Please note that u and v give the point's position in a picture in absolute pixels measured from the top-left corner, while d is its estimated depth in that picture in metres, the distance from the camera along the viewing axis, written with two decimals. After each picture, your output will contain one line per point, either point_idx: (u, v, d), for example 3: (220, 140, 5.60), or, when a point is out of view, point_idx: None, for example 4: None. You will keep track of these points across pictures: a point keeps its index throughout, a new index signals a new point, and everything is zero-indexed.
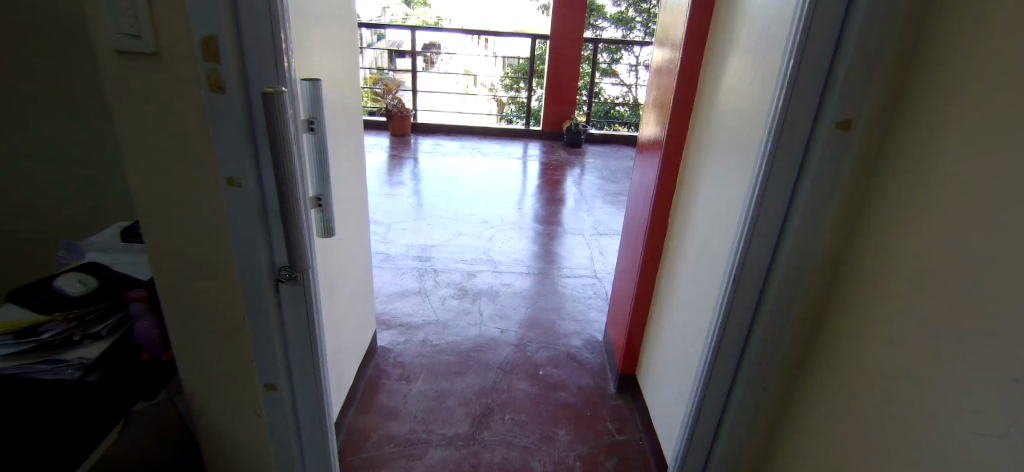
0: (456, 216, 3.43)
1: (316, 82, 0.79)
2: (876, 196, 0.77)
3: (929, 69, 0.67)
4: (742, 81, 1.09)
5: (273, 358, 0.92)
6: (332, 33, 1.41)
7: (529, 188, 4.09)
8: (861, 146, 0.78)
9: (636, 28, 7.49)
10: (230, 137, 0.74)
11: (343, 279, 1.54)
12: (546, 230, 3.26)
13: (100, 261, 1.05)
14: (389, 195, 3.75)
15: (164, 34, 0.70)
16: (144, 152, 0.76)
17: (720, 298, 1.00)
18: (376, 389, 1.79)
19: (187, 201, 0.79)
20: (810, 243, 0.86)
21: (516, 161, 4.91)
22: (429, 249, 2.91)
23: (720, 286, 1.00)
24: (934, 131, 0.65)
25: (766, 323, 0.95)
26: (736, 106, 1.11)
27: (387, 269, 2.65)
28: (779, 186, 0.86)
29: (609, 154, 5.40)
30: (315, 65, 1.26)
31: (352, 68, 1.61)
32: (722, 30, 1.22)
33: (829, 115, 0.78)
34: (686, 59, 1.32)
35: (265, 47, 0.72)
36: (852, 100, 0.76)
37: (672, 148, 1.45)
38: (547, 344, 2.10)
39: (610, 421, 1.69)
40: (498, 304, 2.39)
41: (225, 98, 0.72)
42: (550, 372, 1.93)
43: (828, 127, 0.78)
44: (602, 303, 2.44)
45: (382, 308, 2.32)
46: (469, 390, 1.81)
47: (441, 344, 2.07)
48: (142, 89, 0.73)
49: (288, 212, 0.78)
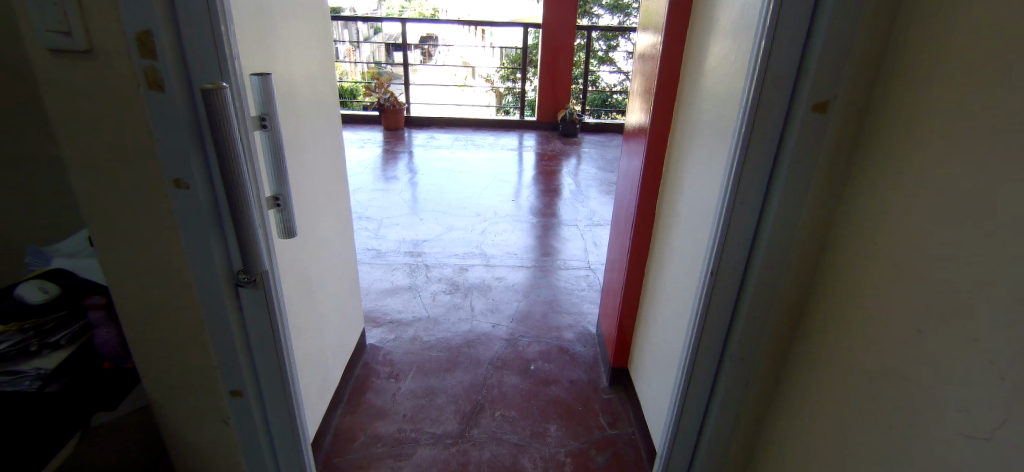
0: (449, 210, 3.39)
1: (265, 76, 0.76)
2: (855, 180, 0.72)
3: (905, 47, 0.63)
4: (723, 66, 1.04)
5: (235, 364, 0.89)
6: (301, 26, 1.36)
7: (524, 179, 4.04)
8: (838, 129, 0.73)
9: (632, 14, 7.38)
10: (174, 138, 0.70)
11: (322, 280, 1.50)
12: (541, 222, 3.22)
13: (67, 268, 1.01)
14: (382, 189, 3.72)
15: (97, 30, 0.66)
16: (87, 156, 0.73)
17: (699, 291, 0.96)
18: (364, 388, 1.78)
19: (135, 206, 0.76)
20: (788, 234, 0.82)
21: (510, 153, 4.86)
22: (421, 244, 2.88)
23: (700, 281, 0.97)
24: (917, 107, 0.60)
25: (746, 317, 0.91)
26: (720, 91, 1.06)
27: (378, 265, 2.63)
28: (755, 173, 0.82)
29: (605, 143, 5.35)
30: (282, 62, 1.22)
31: (325, 60, 1.57)
32: (703, 11, 1.17)
33: (805, 98, 0.73)
34: (668, 44, 1.27)
35: (205, 41, 0.68)
36: (828, 81, 0.71)
37: (655, 137, 1.40)
38: (539, 337, 2.07)
39: (601, 415, 1.67)
40: (489, 298, 2.37)
41: (165, 96, 0.68)
42: (541, 366, 1.90)
43: (804, 110, 0.74)
44: (595, 294, 2.40)
45: (372, 306, 2.29)
46: (458, 387, 1.79)
47: (430, 341, 2.05)
48: (80, 90, 0.69)
49: (239, 215, 0.74)
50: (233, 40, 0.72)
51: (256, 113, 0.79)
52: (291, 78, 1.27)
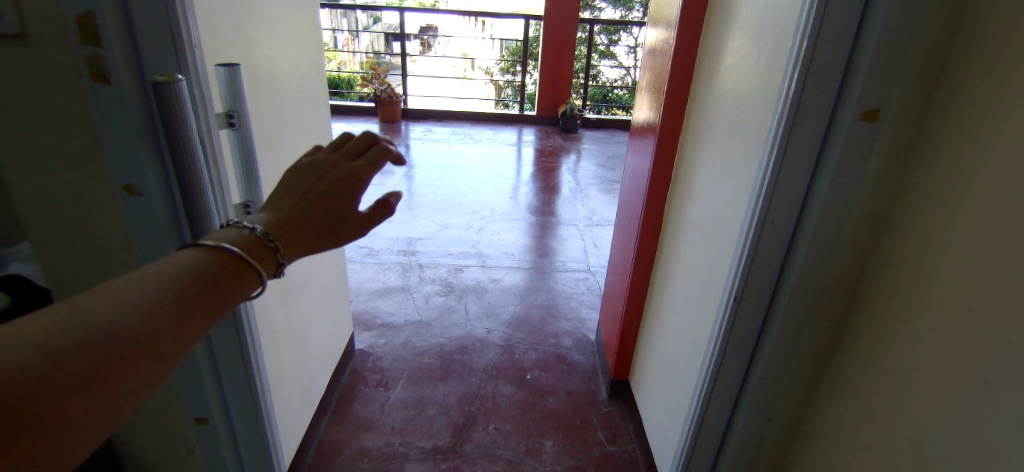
0: (444, 207, 3.29)
1: (233, 67, 0.67)
2: (910, 199, 0.64)
3: (977, 52, 0.55)
4: (744, 66, 0.95)
5: (202, 388, 0.80)
6: (287, 12, 1.26)
7: (522, 176, 3.95)
8: (889, 141, 0.65)
9: (634, 8, 7.26)
10: (123, 138, 0.61)
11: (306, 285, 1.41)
12: (538, 221, 3.13)
13: (21, 275, 0.90)
14: (376, 184, 3.62)
15: (32, 12, 0.57)
16: (28, 158, 0.64)
17: (721, 315, 0.88)
18: (352, 397, 1.69)
19: (84, 216, 0.67)
20: (826, 257, 0.73)
21: (509, 148, 4.76)
22: (414, 242, 2.78)
23: (722, 304, 0.88)
24: (993, 119, 0.52)
25: (773, 346, 0.83)
26: (740, 93, 0.97)
27: (370, 265, 2.54)
28: (790, 187, 0.73)
29: (605, 140, 5.25)
30: (265, 51, 1.13)
31: (313, 51, 1.47)
32: (722, 4, 1.08)
33: (851, 106, 0.64)
34: (683, 39, 1.18)
35: (158, 26, 0.58)
36: (880, 87, 0.62)
37: (666, 139, 1.32)
38: (536, 344, 1.99)
39: (600, 430, 1.59)
40: (485, 301, 2.28)
41: (112, 89, 0.58)
42: (537, 376, 1.82)
43: (850, 119, 0.65)
44: (595, 299, 2.32)
45: (362, 308, 2.20)
46: (450, 397, 1.71)
47: (423, 346, 1.97)
48: (15, 82, 0.60)
49: (200, 228, 0.65)
50: (194, 27, 0.63)
51: (223, 110, 0.70)
52: (274, 70, 1.17)
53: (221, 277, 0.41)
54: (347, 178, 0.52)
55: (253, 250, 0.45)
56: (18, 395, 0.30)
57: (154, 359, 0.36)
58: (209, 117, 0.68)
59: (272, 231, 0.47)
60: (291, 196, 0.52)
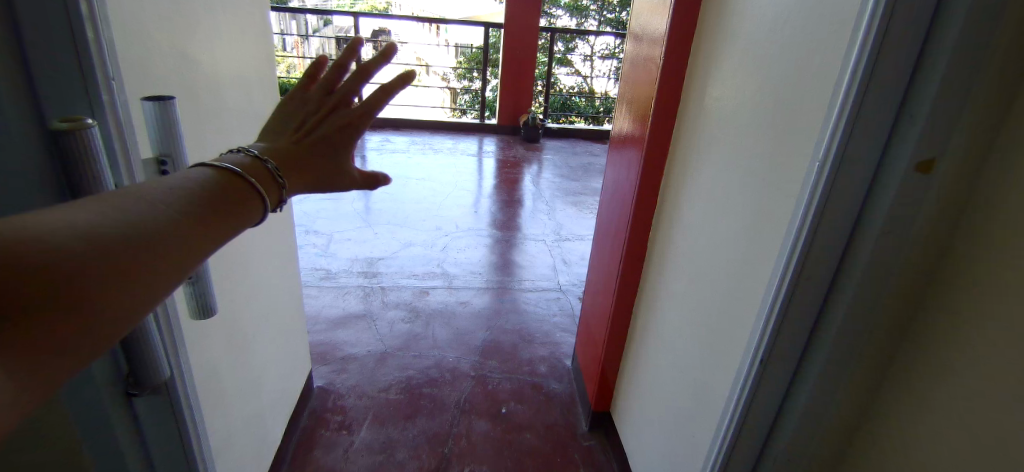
0: (406, 222, 3.14)
1: (164, 100, 0.53)
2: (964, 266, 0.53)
3: None
4: (743, 97, 0.91)
5: None
6: (232, 22, 1.10)
7: (486, 188, 3.85)
8: (943, 198, 0.52)
9: (591, 18, 7.35)
10: None
11: (254, 328, 1.25)
12: (505, 236, 3.04)
13: None
14: (331, 198, 3.41)
15: None
16: None
17: (737, 389, 0.73)
18: (310, 445, 1.53)
19: None
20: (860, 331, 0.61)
21: (470, 158, 4.65)
22: (375, 262, 2.62)
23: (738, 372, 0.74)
24: None
25: (793, 432, 0.69)
26: (740, 125, 0.92)
27: (327, 289, 2.36)
28: (824, 250, 0.60)
29: (566, 150, 5.24)
30: (206, 68, 0.97)
31: (263, 64, 1.31)
32: (714, 28, 1.04)
33: (903, 157, 0.51)
34: (670, 61, 1.15)
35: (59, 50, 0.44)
36: (939, 134, 0.49)
37: (652, 164, 1.26)
38: (510, 373, 1.89)
39: (583, 467, 1.51)
40: (453, 326, 2.16)
41: None
42: (513, 409, 1.72)
43: (902, 172, 0.52)
44: (567, 320, 2.25)
45: (319, 340, 2.02)
46: (421, 438, 1.58)
47: (388, 380, 1.82)
48: None
49: None
50: (105, 62, 0.49)
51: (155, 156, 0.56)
52: (217, 90, 1.02)
53: (230, 193, 0.44)
54: (342, 120, 0.57)
55: (259, 173, 0.48)
56: (69, 272, 0.30)
57: (171, 258, 0.37)
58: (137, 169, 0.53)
59: (279, 163, 0.51)
60: (292, 131, 0.58)
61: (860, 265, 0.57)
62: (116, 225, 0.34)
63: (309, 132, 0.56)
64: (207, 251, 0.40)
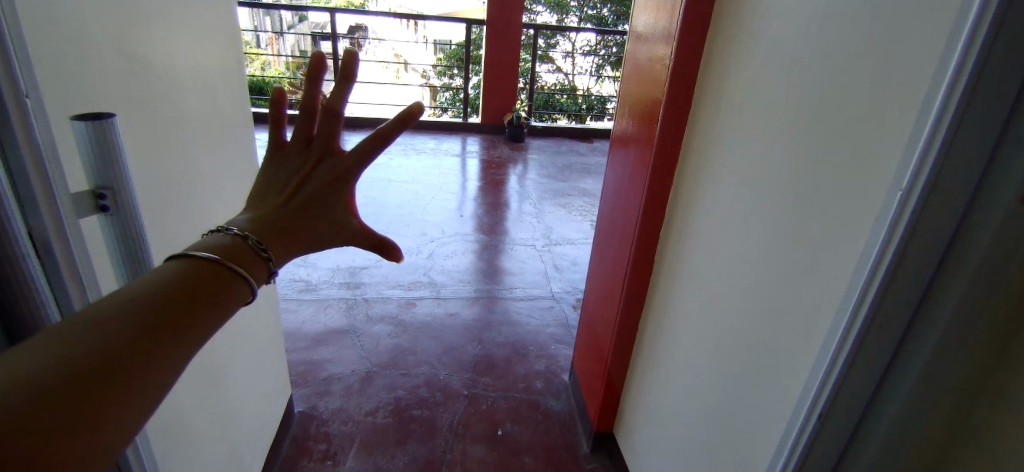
0: (389, 228, 3.01)
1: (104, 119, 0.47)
2: None
3: None
4: (767, 104, 0.83)
5: None
6: (193, 18, 0.97)
7: (471, 190, 3.74)
8: None
9: (572, 14, 7.28)
10: None
11: (226, 358, 1.12)
12: (493, 241, 2.94)
13: None
14: None
15: None
16: None
17: (789, 436, 0.65)
18: None
19: None
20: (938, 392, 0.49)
21: (454, 159, 4.53)
22: (358, 272, 2.49)
23: (791, 419, 0.65)
24: None
25: None
26: (763, 135, 0.85)
27: (307, 302, 2.22)
28: (904, 290, 0.50)
29: (552, 149, 5.16)
30: (161, 71, 0.84)
31: (232, 65, 1.18)
32: (731, 29, 0.97)
33: (1014, 182, 0.41)
34: (681, 64, 1.07)
35: None
36: None
37: (660, 173, 1.19)
38: (504, 389, 1.80)
39: None
40: (443, 339, 2.05)
41: None
42: (510, 430, 1.63)
43: (1007, 201, 0.41)
44: (561, 330, 2.17)
45: (300, 358, 1.89)
46: (412, 466, 1.47)
47: (375, 402, 1.70)
48: None
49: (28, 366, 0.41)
50: (18, 70, 0.41)
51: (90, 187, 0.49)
52: (175, 95, 0.89)
53: (212, 277, 0.43)
54: (330, 184, 0.54)
55: (234, 253, 0.46)
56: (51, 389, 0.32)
57: (161, 359, 0.37)
58: (68, 200, 0.46)
59: (262, 234, 0.49)
60: (278, 193, 0.54)
61: (945, 312, 0.47)
62: (91, 345, 0.34)
63: (297, 194, 0.54)
64: (200, 340, 0.40)
